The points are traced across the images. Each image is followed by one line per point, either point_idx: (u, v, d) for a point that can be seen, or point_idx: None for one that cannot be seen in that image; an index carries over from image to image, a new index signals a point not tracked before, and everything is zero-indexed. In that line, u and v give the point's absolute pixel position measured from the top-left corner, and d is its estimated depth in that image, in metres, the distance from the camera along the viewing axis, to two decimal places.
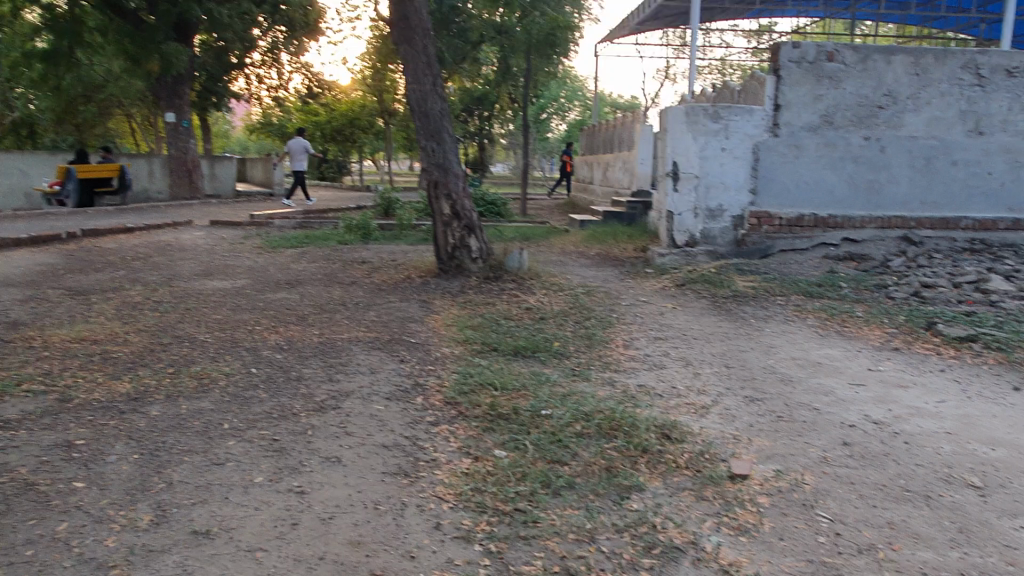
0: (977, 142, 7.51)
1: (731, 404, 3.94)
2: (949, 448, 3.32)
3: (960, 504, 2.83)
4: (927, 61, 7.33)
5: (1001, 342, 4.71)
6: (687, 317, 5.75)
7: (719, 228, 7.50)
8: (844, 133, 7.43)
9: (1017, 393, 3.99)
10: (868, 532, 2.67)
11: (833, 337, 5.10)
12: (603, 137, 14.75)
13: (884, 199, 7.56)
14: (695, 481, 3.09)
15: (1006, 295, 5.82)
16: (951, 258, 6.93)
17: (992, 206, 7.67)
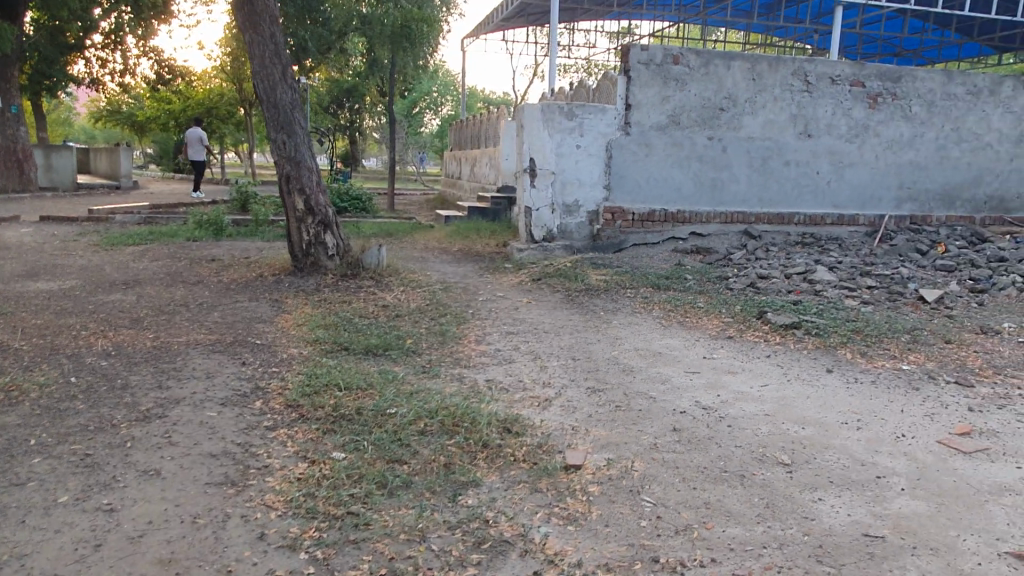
0: (807, 144, 8.13)
1: (574, 395, 4.06)
2: (766, 429, 3.57)
3: (770, 481, 3.04)
4: (762, 68, 7.84)
5: (819, 328, 5.12)
6: (540, 312, 5.87)
7: (575, 224, 7.71)
8: (689, 133, 7.81)
9: (829, 374, 4.35)
10: (686, 513, 2.81)
11: (674, 327, 5.36)
12: (470, 132, 14.82)
13: (727, 196, 8.03)
14: (531, 473, 3.15)
15: (829, 285, 6.33)
16: (784, 252, 7.48)
17: (821, 203, 8.35)
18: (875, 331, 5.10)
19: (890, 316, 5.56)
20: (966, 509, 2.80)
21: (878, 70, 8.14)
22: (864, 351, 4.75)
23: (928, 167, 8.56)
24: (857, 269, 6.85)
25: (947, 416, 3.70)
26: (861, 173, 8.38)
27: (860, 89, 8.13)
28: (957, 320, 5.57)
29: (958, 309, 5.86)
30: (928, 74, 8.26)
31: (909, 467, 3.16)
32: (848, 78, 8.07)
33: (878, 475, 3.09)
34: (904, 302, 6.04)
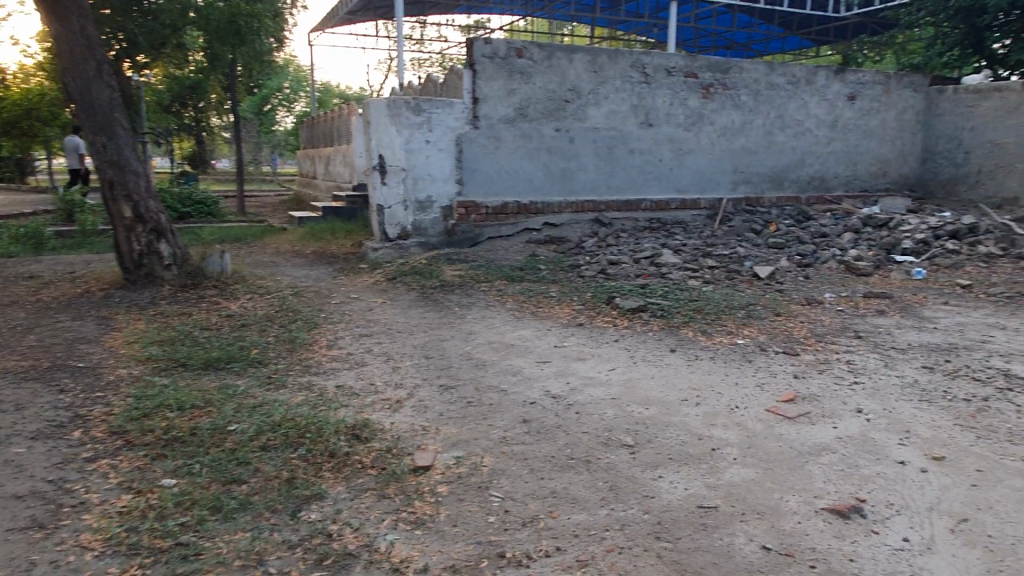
0: (648, 133, 8.49)
1: (426, 395, 3.99)
2: (612, 412, 3.66)
3: (614, 464, 3.12)
4: (602, 60, 8.08)
5: (663, 309, 5.34)
6: (395, 311, 5.75)
7: (430, 220, 7.59)
8: (537, 125, 7.91)
9: (672, 354, 4.54)
10: (533, 504, 2.83)
11: (527, 318, 5.41)
12: (321, 129, 14.42)
13: (577, 185, 8.22)
14: (378, 480, 3.05)
15: (673, 268, 6.62)
16: (633, 237, 7.77)
17: (664, 188, 8.74)
18: (714, 309, 5.37)
19: (728, 294, 5.88)
20: (789, 471, 3.00)
21: (708, 62, 8.64)
22: (704, 329, 4.99)
23: (758, 152, 9.18)
24: (699, 251, 7.21)
25: (776, 385, 3.96)
26: (699, 159, 8.85)
27: (693, 80, 8.60)
28: (786, 293, 5.99)
29: (786, 284, 6.31)
30: (752, 65, 8.85)
31: (740, 436, 3.34)
32: (682, 69, 8.51)
33: (713, 447, 3.25)
34: (741, 279, 6.42)
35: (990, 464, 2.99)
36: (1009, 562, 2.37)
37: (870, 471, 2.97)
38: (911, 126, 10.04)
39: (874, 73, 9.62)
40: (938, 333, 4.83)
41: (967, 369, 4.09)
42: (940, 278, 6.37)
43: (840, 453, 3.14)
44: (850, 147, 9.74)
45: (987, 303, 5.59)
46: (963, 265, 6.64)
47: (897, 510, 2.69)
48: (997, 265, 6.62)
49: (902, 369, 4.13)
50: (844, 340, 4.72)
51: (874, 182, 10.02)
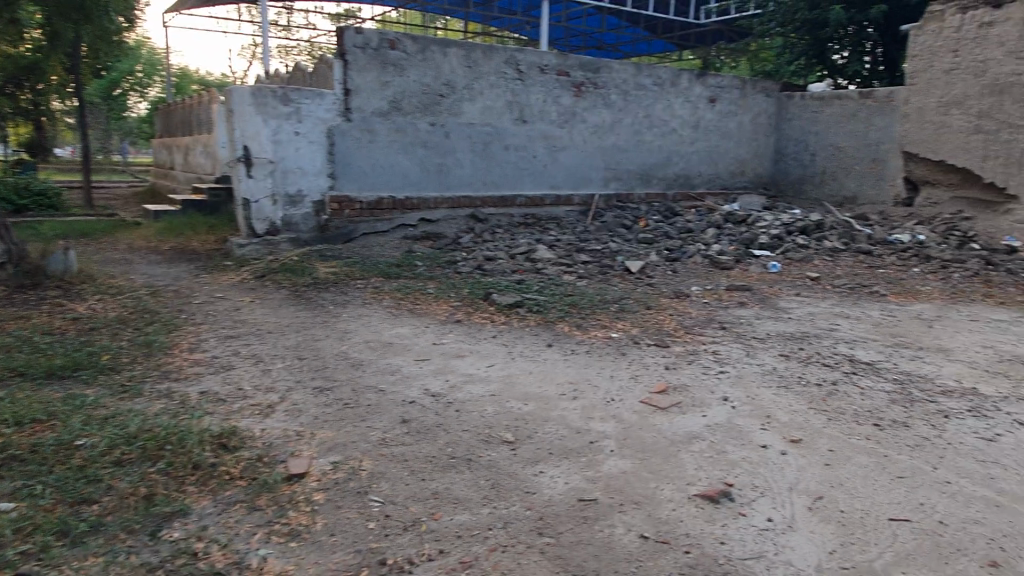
0: (523, 129, 8.58)
1: (299, 398, 3.82)
2: (492, 409, 3.65)
3: (495, 461, 3.11)
4: (476, 55, 8.07)
5: (539, 305, 5.40)
6: (264, 311, 5.47)
7: (300, 215, 7.26)
8: (412, 119, 7.78)
9: (550, 349, 4.60)
10: (414, 507, 2.76)
11: (405, 316, 5.31)
12: (180, 117, 13.51)
13: (453, 180, 8.17)
14: (248, 492, 2.88)
15: (548, 263, 6.71)
16: (509, 233, 7.82)
17: (539, 184, 8.87)
18: (589, 303, 5.49)
19: (601, 288, 6.03)
20: (663, 460, 3.10)
21: (580, 61, 8.85)
22: (579, 324, 5.09)
23: (627, 150, 9.51)
24: (573, 246, 7.37)
25: (649, 376, 4.11)
26: (572, 156, 9.05)
27: (565, 78, 8.78)
28: (655, 287, 6.22)
29: (656, 277, 6.56)
30: (621, 66, 9.15)
31: (616, 428, 3.43)
32: (555, 67, 8.67)
33: (591, 440, 3.31)
34: (613, 274, 6.61)
35: (839, 444, 3.23)
36: (858, 534, 2.56)
37: (737, 456, 3.13)
38: (764, 129, 10.75)
39: (731, 77, 10.21)
40: (791, 322, 5.19)
41: (818, 356, 4.42)
42: (792, 271, 6.85)
43: (709, 440, 3.29)
44: (711, 147, 10.28)
45: (833, 293, 6.07)
46: (812, 258, 7.18)
47: (761, 492, 2.85)
48: (841, 259, 7.21)
49: (762, 357, 4.40)
50: (710, 331, 4.97)
51: (733, 180, 10.64)
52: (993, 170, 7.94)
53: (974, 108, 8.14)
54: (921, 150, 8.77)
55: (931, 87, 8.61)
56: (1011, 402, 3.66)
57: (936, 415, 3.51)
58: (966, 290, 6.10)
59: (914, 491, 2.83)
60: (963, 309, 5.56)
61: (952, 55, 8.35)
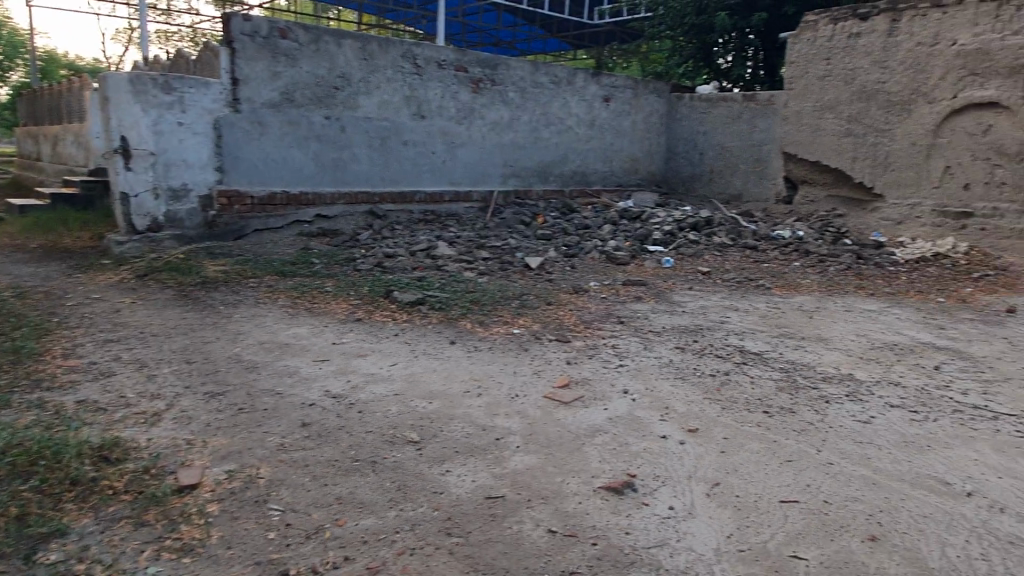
0: (421, 125, 8.48)
1: (189, 405, 3.61)
2: (396, 409, 3.59)
3: (400, 462, 3.05)
4: (372, 48, 7.91)
5: (441, 302, 5.35)
6: (147, 312, 5.14)
7: (186, 210, 6.85)
8: (305, 111, 7.52)
9: (453, 346, 4.57)
10: (316, 514, 2.67)
11: (302, 315, 5.13)
12: (46, 104, 12.48)
13: (350, 175, 7.97)
14: (134, 507, 2.69)
15: (449, 260, 6.67)
16: (409, 229, 7.72)
17: (438, 180, 8.79)
18: (490, 300, 5.50)
19: (502, 285, 6.05)
20: (568, 454, 3.14)
21: (478, 57, 8.85)
22: (481, 320, 5.09)
23: (525, 147, 9.59)
24: (473, 243, 7.36)
25: (551, 371, 4.16)
26: (471, 152, 9.03)
27: (463, 74, 8.75)
28: (555, 282, 6.31)
29: (555, 273, 6.66)
30: (518, 63, 9.23)
31: (521, 424, 3.44)
32: (453, 63, 8.63)
33: (497, 437, 3.31)
34: (513, 270, 6.65)
35: (733, 431, 3.38)
36: (753, 517, 2.69)
37: (638, 448, 3.21)
38: (656, 129, 11.11)
39: (625, 78, 10.48)
40: (685, 315, 5.39)
41: (711, 347, 4.61)
42: (685, 266, 7.12)
43: (611, 433, 3.36)
44: (606, 145, 10.53)
45: (723, 287, 6.35)
46: (702, 254, 7.49)
47: (662, 481, 2.93)
48: (728, 254, 7.56)
49: (659, 350, 4.54)
50: (609, 326, 5.09)
51: (627, 178, 10.93)
52: (863, 170, 8.66)
53: (845, 112, 8.77)
54: (798, 151, 9.33)
55: (807, 92, 9.17)
56: (883, 386, 3.95)
57: (819, 400, 3.74)
58: (841, 282, 6.55)
59: (801, 474, 3.00)
60: (839, 300, 5.96)
61: (825, 63, 8.94)
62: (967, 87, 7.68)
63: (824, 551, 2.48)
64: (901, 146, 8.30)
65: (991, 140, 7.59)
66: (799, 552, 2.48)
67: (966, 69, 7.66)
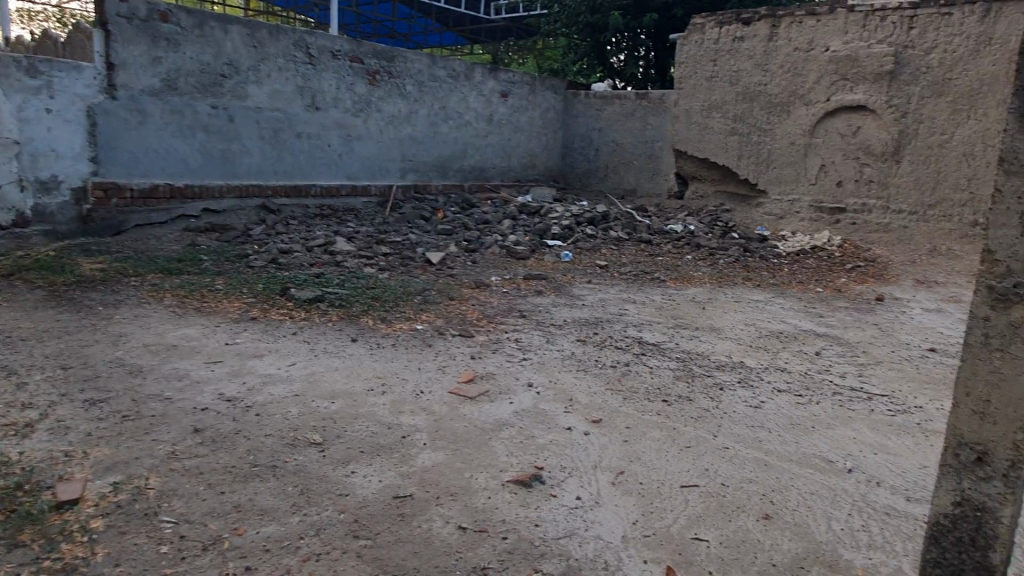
0: (315, 116, 8.23)
1: (66, 414, 3.35)
2: (296, 410, 3.46)
3: (303, 465, 2.95)
4: (261, 35, 7.61)
5: (341, 299, 5.21)
6: (15, 315, 4.72)
7: (57, 204, 6.31)
8: (190, 100, 7.13)
9: (355, 343, 4.46)
10: (213, 524, 2.54)
11: (191, 315, 4.86)
12: None
13: (239, 167, 7.63)
14: (5, 528, 2.46)
15: (348, 255, 6.52)
16: (304, 225, 7.48)
17: (334, 174, 8.56)
18: (392, 296, 5.40)
19: (403, 280, 5.96)
20: (475, 450, 3.14)
21: (373, 48, 8.67)
22: (383, 317, 5.00)
23: (423, 141, 9.49)
24: (372, 238, 7.21)
25: (456, 366, 4.13)
26: (368, 145, 8.85)
27: (359, 65, 8.56)
28: (457, 277, 6.27)
29: (456, 268, 6.63)
30: (415, 56, 9.12)
31: (428, 421, 3.40)
32: (348, 53, 8.42)
33: (403, 435, 3.25)
34: (414, 265, 6.56)
35: (634, 420, 3.48)
36: (656, 503, 2.77)
37: (544, 440, 3.25)
38: (553, 124, 11.25)
39: (521, 73, 10.56)
40: (585, 308, 5.50)
41: (611, 339, 4.72)
42: (583, 260, 7.27)
43: (518, 426, 3.38)
44: (504, 140, 10.57)
45: (620, 280, 6.52)
46: (600, 248, 7.67)
47: (568, 472, 2.98)
48: (624, 247, 7.78)
49: (562, 343, 4.61)
50: (512, 320, 5.12)
51: (526, 173, 11.03)
52: (747, 168, 9.13)
53: (731, 112, 9.20)
54: (688, 149, 9.68)
55: (695, 92, 9.53)
56: (771, 371, 4.18)
57: (713, 387, 3.91)
58: (729, 274, 6.87)
59: (700, 459, 3.12)
60: (728, 291, 6.25)
61: (712, 64, 9.33)
62: (839, 90, 8.24)
63: (723, 531, 2.59)
64: (781, 144, 8.80)
65: (860, 141, 8.19)
66: (700, 534, 2.57)
67: (838, 74, 8.22)
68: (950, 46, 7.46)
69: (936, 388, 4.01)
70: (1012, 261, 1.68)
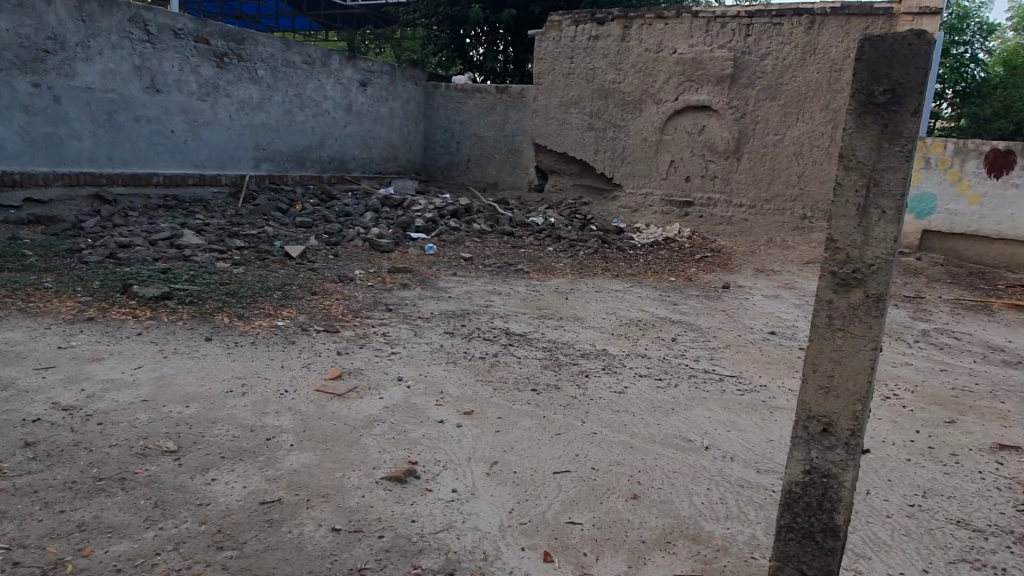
0: (156, 99, 7.64)
1: None
2: (145, 417, 3.20)
3: (156, 476, 2.73)
4: (91, 8, 6.95)
5: (192, 296, 4.87)
6: None
7: None
8: (6, 77, 6.38)
9: (209, 342, 4.19)
10: (53, 546, 2.29)
11: (15, 317, 4.36)
12: None
13: (68, 154, 6.92)
14: None
15: (197, 249, 6.11)
16: (146, 217, 6.92)
17: (178, 162, 7.97)
18: (249, 292, 5.12)
19: (260, 275, 5.65)
20: (346, 448, 3.04)
21: (220, 28, 8.17)
22: (240, 313, 4.73)
23: (277, 129, 9.07)
24: (224, 231, 6.80)
25: (322, 363, 3.98)
26: (216, 133, 8.33)
27: (204, 46, 8.04)
28: (318, 271, 6.06)
29: (317, 262, 6.39)
30: (267, 40, 8.69)
31: (294, 422, 3.25)
32: (191, 33, 7.88)
33: (267, 437, 3.09)
34: (272, 260, 6.26)
35: (505, 411, 3.51)
36: (530, 491, 2.81)
37: (417, 434, 3.20)
38: (413, 116, 11.10)
39: (380, 63, 10.34)
40: (452, 301, 5.48)
41: (478, 331, 4.74)
42: (447, 252, 7.25)
43: (389, 422, 3.31)
44: (363, 131, 10.32)
45: (485, 272, 6.56)
46: (464, 240, 7.68)
47: (443, 465, 2.96)
48: (488, 239, 7.84)
49: (430, 336, 4.57)
50: (378, 314, 5.01)
51: (387, 165, 10.81)
52: (604, 162, 9.48)
53: (588, 108, 9.50)
54: (548, 143, 9.91)
55: (553, 87, 9.75)
56: (632, 358, 4.37)
57: (579, 374, 4.04)
58: (590, 265, 7.10)
59: (570, 445, 3.20)
60: (588, 281, 6.46)
61: (568, 61, 9.58)
62: (686, 91, 8.74)
63: (596, 513, 2.68)
64: (635, 141, 9.21)
65: (705, 139, 8.74)
66: (575, 518, 2.64)
67: (684, 76, 8.72)
68: (781, 54, 8.11)
69: (778, 368, 4.35)
70: (852, 248, 1.85)
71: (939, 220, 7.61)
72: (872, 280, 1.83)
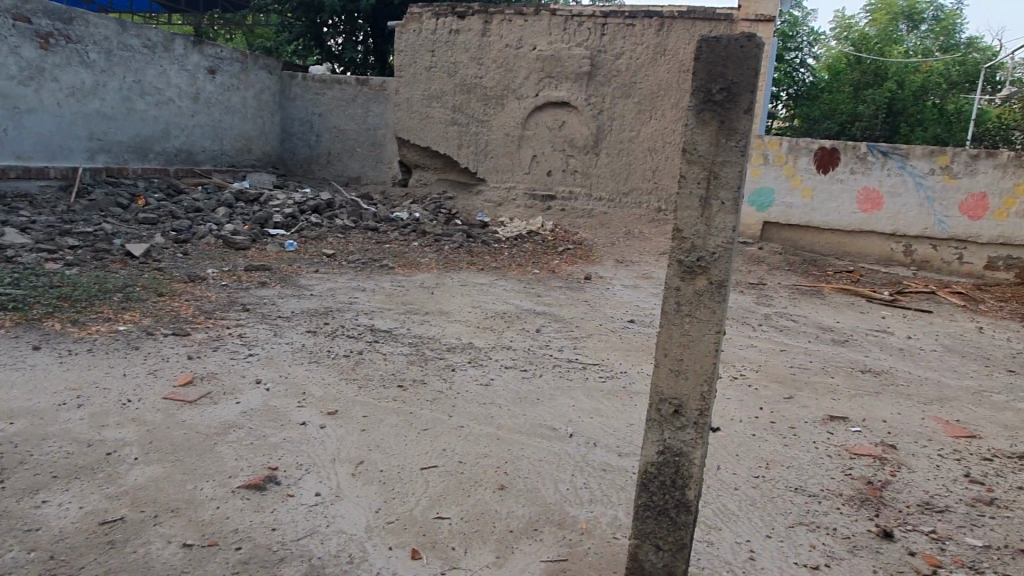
0: None
1: None
2: None
3: None
4: None
5: (16, 301, 4.41)
6: None
7: None
8: None
9: (38, 352, 3.80)
10: None
11: None
12: None
13: None
14: None
15: (22, 249, 5.53)
16: None
17: None
18: (84, 294, 4.70)
19: (97, 276, 5.21)
20: (198, 458, 2.86)
21: (43, 6, 7.43)
22: (74, 319, 4.32)
23: (114, 118, 8.39)
24: (54, 228, 6.20)
25: (170, 369, 3.71)
26: (43, 120, 7.58)
27: (26, 25, 7.29)
28: (165, 271, 5.66)
29: (164, 261, 5.97)
30: (100, 21, 8.02)
31: (138, 433, 3.02)
32: (9, 10, 7.10)
33: (107, 452, 2.85)
34: (112, 259, 5.77)
35: (369, 409, 3.43)
36: (397, 489, 2.77)
37: (277, 439, 3.07)
38: (268, 106, 10.62)
39: (230, 49, 9.81)
40: (313, 298, 5.29)
41: (342, 328, 4.61)
42: (308, 249, 7.00)
43: (245, 427, 3.15)
44: (213, 121, 9.75)
45: (348, 268, 6.40)
46: (326, 236, 7.44)
47: (305, 469, 2.85)
48: (351, 235, 7.65)
49: (290, 335, 4.39)
50: (233, 314, 4.75)
51: (240, 157, 10.28)
52: (467, 156, 9.52)
53: (450, 103, 9.49)
54: (411, 137, 9.80)
55: (415, 81, 9.64)
56: (497, 350, 4.41)
57: (445, 369, 4.02)
58: (455, 259, 7.11)
59: (437, 440, 3.18)
60: (454, 275, 6.47)
61: (429, 54, 9.51)
62: (546, 87, 8.92)
63: (463, 507, 2.67)
64: (497, 135, 9.30)
65: (565, 134, 8.97)
66: (442, 513, 2.63)
67: (544, 72, 8.90)
68: (633, 54, 8.46)
69: (636, 355, 4.54)
70: (696, 238, 1.95)
71: (776, 212, 8.24)
72: (714, 268, 1.94)
